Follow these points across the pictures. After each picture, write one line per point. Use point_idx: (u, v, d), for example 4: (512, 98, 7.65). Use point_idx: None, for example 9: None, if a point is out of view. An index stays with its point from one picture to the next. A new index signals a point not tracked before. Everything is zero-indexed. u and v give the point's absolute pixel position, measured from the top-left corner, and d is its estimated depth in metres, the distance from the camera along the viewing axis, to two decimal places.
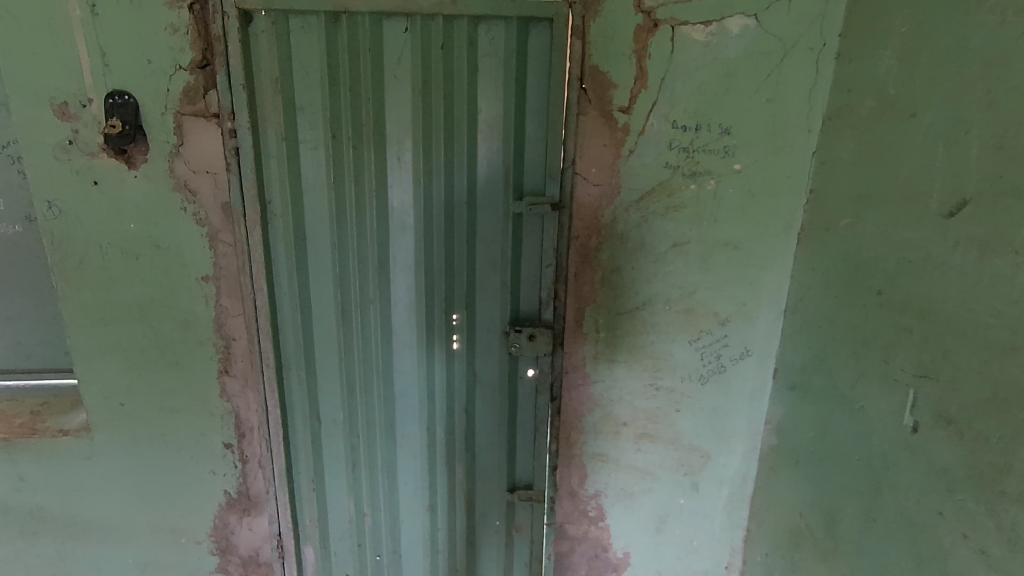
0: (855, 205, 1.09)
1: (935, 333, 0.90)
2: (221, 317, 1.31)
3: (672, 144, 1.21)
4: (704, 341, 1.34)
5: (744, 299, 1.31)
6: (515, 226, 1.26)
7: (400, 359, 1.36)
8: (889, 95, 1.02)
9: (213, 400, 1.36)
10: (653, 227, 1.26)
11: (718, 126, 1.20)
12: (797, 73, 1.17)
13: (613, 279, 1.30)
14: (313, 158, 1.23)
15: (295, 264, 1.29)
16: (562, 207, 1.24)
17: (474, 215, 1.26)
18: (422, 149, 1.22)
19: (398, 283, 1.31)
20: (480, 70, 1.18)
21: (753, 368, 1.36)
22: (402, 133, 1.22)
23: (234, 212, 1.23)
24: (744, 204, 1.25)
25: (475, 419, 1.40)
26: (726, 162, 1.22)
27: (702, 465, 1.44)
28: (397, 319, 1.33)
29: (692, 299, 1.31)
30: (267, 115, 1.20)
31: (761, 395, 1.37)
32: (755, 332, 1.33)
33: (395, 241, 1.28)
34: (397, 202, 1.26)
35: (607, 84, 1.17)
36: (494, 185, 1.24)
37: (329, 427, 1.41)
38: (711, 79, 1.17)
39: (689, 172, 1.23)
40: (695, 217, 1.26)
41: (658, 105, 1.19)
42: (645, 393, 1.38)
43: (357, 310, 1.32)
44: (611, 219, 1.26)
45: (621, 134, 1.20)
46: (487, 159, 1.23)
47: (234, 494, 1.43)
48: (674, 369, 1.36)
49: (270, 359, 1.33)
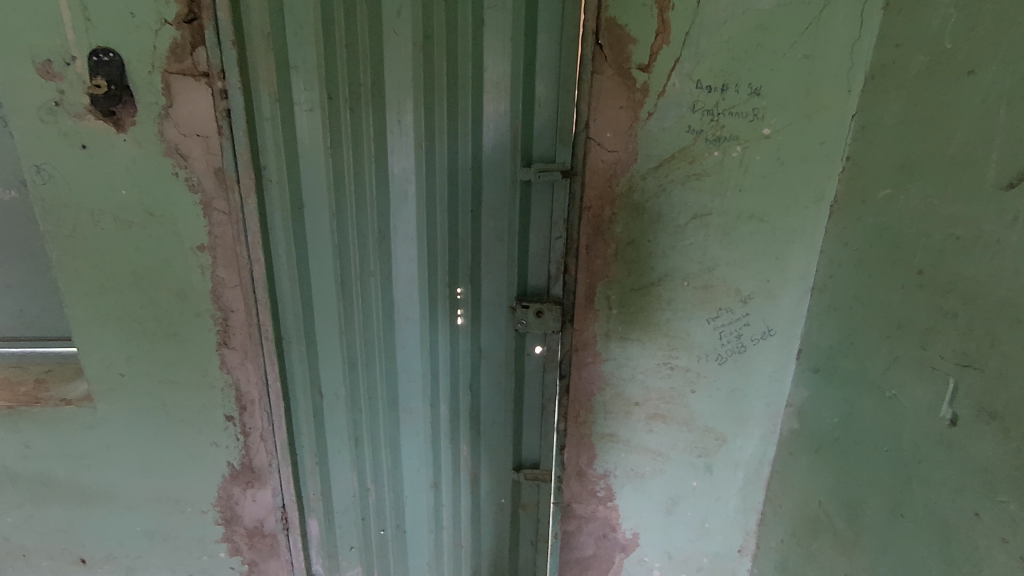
0: (897, 175, 0.99)
1: (982, 319, 0.81)
2: (218, 288, 1.26)
3: (695, 106, 1.11)
4: (724, 319, 1.27)
5: (767, 276, 1.23)
6: (523, 195, 1.17)
7: (403, 333, 1.30)
8: (944, 49, 0.90)
9: (213, 373, 1.33)
10: (671, 198, 1.18)
11: (746, 86, 1.10)
12: (838, 27, 1.05)
13: (628, 253, 1.21)
14: (309, 120, 1.15)
15: (293, 233, 1.23)
16: (574, 173, 1.14)
17: (480, 184, 1.18)
18: (425, 112, 1.14)
19: (399, 255, 1.25)
20: (487, 22, 1.08)
21: (774, 348, 1.29)
22: (404, 94, 1.13)
23: (227, 179, 1.18)
24: (772, 173, 1.16)
25: (480, 397, 1.35)
26: (753, 127, 1.12)
27: (717, 448, 1.38)
28: (399, 293, 1.27)
29: (712, 275, 1.24)
30: (259, 74, 1.12)
31: (781, 377, 1.31)
32: (778, 310, 1.26)
33: (396, 211, 1.21)
34: (398, 169, 1.18)
35: (625, 39, 1.07)
36: (502, 151, 1.15)
37: (332, 401, 1.37)
38: (740, 33, 1.06)
39: (712, 137, 1.13)
40: (717, 186, 1.17)
41: (681, 63, 1.08)
42: (658, 372, 1.32)
43: (358, 283, 1.27)
44: (626, 187, 1.17)
45: (640, 95, 1.10)
46: (495, 122, 1.14)
47: (238, 466, 1.42)
48: (691, 348, 1.30)
49: (269, 332, 1.29)
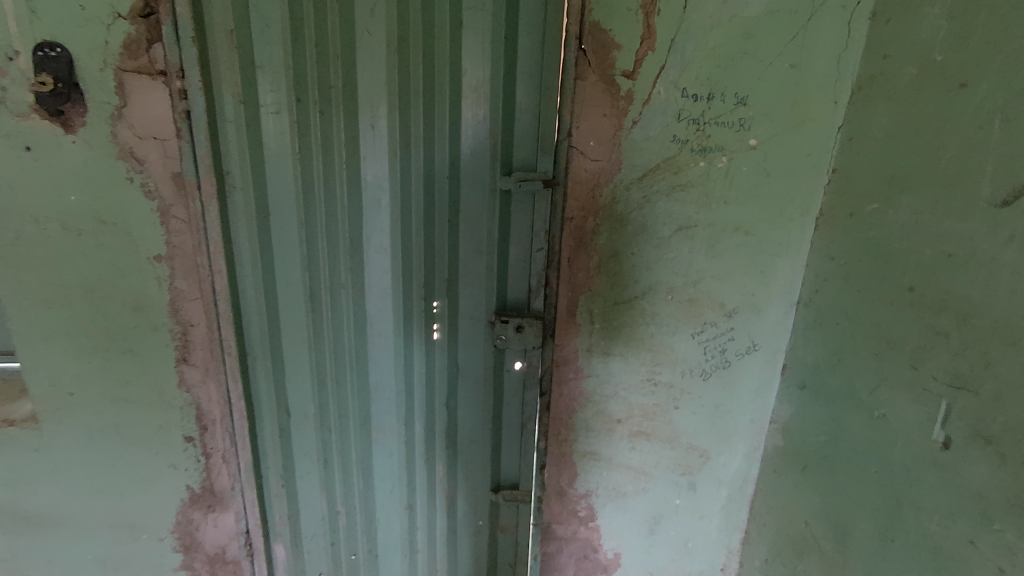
0: (885, 189, 0.97)
1: (977, 340, 0.79)
2: (177, 301, 1.18)
3: (680, 115, 1.07)
4: (708, 334, 1.24)
5: (753, 289, 1.20)
6: (502, 205, 1.12)
7: (376, 349, 1.24)
8: (934, 61, 0.88)
9: (170, 391, 1.25)
10: (656, 209, 1.14)
11: (733, 95, 1.07)
12: (825, 36, 1.03)
13: (611, 265, 1.17)
14: (276, 123, 1.08)
15: (258, 243, 1.16)
16: (556, 183, 1.09)
17: (458, 192, 1.13)
18: (400, 116, 1.08)
19: (371, 266, 1.18)
20: (466, 23, 1.03)
21: (758, 363, 1.26)
22: (377, 97, 1.07)
23: (187, 184, 1.10)
24: (757, 184, 1.13)
25: (457, 415, 1.29)
26: (739, 137, 1.10)
27: (701, 465, 1.35)
28: (372, 306, 1.21)
29: (697, 289, 1.20)
30: (222, 74, 1.05)
31: (766, 392, 1.28)
32: (763, 325, 1.23)
33: (369, 220, 1.15)
34: (371, 176, 1.12)
35: (609, 44, 1.03)
36: (481, 158, 1.10)
37: (300, 420, 1.30)
38: (727, 41, 1.03)
39: (698, 147, 1.10)
40: (703, 198, 1.13)
41: (666, 70, 1.05)
42: (642, 388, 1.28)
43: (327, 296, 1.19)
44: (610, 198, 1.12)
45: (624, 103, 1.06)
46: (474, 128, 1.09)
47: (198, 489, 1.33)
48: (675, 363, 1.26)
49: (232, 348, 1.21)
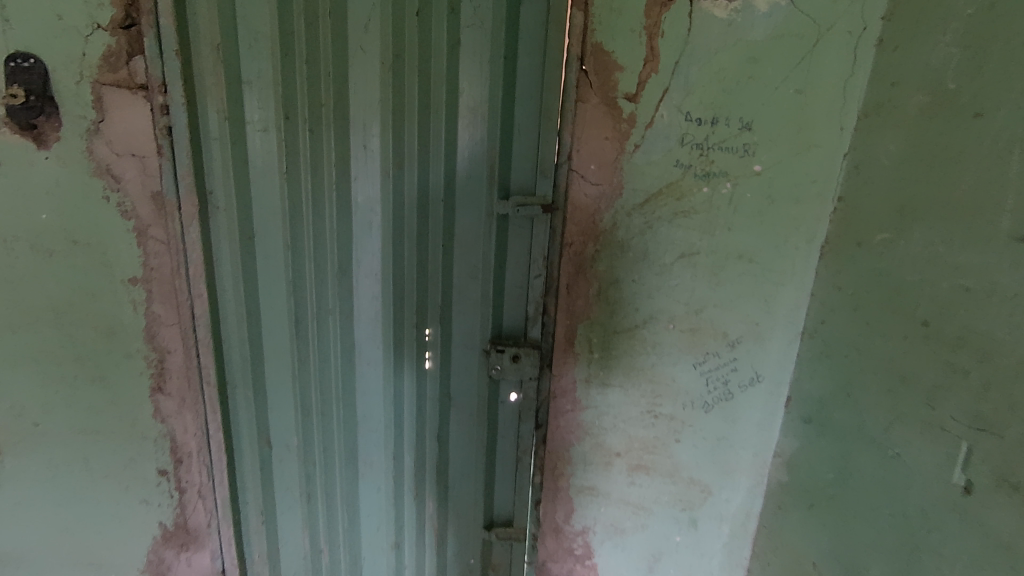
0: (895, 218, 0.94)
1: (997, 379, 0.75)
2: (153, 326, 1.12)
3: (684, 139, 1.04)
4: (711, 364, 1.19)
5: (757, 318, 1.16)
6: (499, 229, 1.08)
7: (364, 378, 1.18)
8: (946, 89, 0.86)
9: (144, 421, 1.17)
10: (658, 235, 1.10)
11: (737, 120, 1.04)
12: (830, 62, 1.01)
13: (611, 293, 1.13)
14: (264, 141, 1.04)
15: (241, 267, 1.10)
16: (555, 208, 1.06)
17: (453, 215, 1.08)
18: (393, 136, 1.04)
19: (360, 291, 1.13)
20: (463, 41, 1.00)
21: (762, 394, 1.22)
22: (370, 116, 1.03)
23: (167, 204, 1.04)
24: (762, 211, 1.10)
25: (449, 448, 1.23)
26: (744, 163, 1.06)
27: (702, 501, 1.29)
28: (360, 334, 1.15)
29: (699, 317, 1.16)
30: (207, 90, 1.00)
31: (770, 425, 1.23)
32: (767, 355, 1.19)
33: (358, 243, 1.10)
34: (361, 197, 1.07)
35: (611, 66, 1.00)
36: (478, 180, 1.06)
37: (282, 452, 1.23)
38: (732, 65, 1.01)
39: (701, 172, 1.07)
40: (706, 224, 1.10)
41: (669, 93, 1.02)
42: (641, 421, 1.23)
43: (313, 322, 1.13)
44: (611, 223, 1.08)
45: (626, 126, 1.03)
46: (470, 149, 1.04)
47: (171, 526, 1.25)
48: (676, 395, 1.21)
49: (211, 377, 1.14)
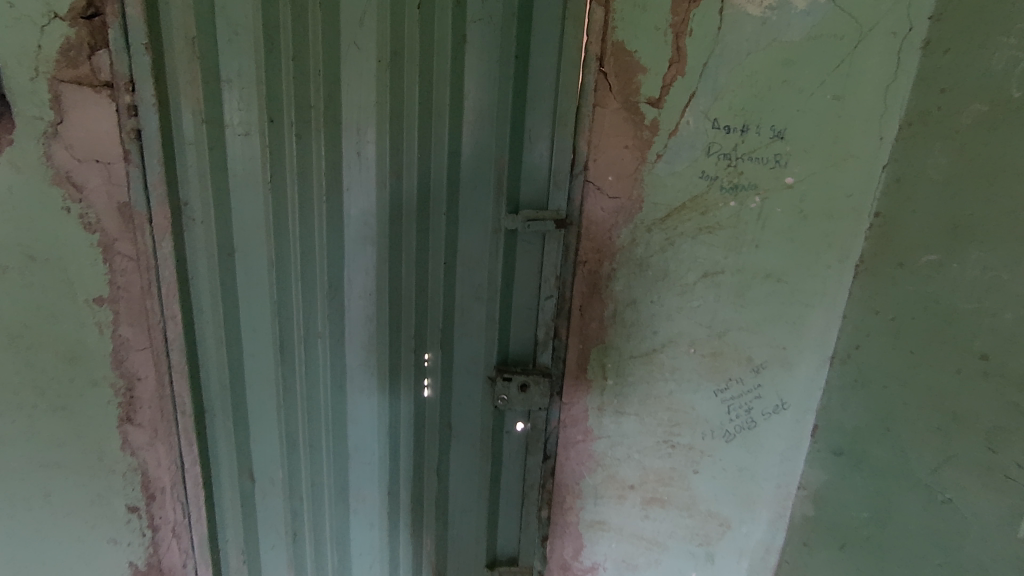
0: (945, 239, 0.86)
1: None
2: (121, 351, 1.00)
3: (710, 149, 0.95)
4: (733, 391, 1.11)
5: (783, 342, 1.08)
6: (508, 246, 0.98)
7: (357, 406, 1.08)
8: (1009, 97, 0.77)
9: (111, 454, 1.06)
10: (680, 253, 1.01)
11: (769, 128, 0.95)
12: (872, 65, 0.92)
13: (627, 315, 1.04)
14: (245, 147, 0.92)
15: (220, 286, 0.99)
16: (569, 223, 0.96)
17: (456, 231, 0.98)
18: (391, 143, 0.94)
19: (353, 314, 1.02)
20: (469, 38, 0.90)
21: (787, 423, 1.13)
22: (365, 120, 0.93)
23: (136, 216, 0.94)
24: (793, 227, 1.01)
25: (449, 481, 1.13)
26: (775, 175, 0.98)
27: (720, 535, 1.20)
28: (352, 359, 1.05)
29: (722, 341, 1.07)
30: (181, 88, 0.89)
31: (795, 455, 1.15)
32: (794, 381, 1.10)
33: (351, 260, 0.99)
34: (356, 212, 0.97)
35: (633, 67, 0.91)
36: (484, 192, 0.96)
37: (266, 486, 1.12)
38: (765, 68, 0.92)
39: (728, 185, 0.97)
40: (732, 241, 1.01)
41: (696, 98, 0.92)
42: (657, 451, 1.14)
43: (300, 348, 1.02)
44: (629, 240, 0.99)
45: (648, 134, 0.94)
46: (476, 158, 0.94)
47: (143, 566, 1.13)
48: (695, 424, 1.12)
49: (186, 406, 1.04)
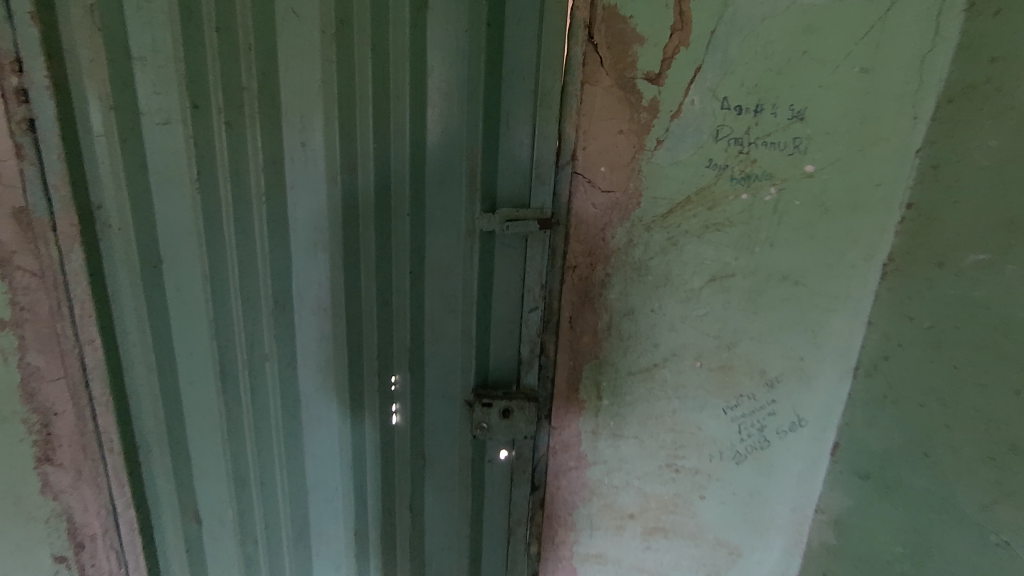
0: (993, 235, 0.74)
1: None
2: (30, 381, 0.81)
3: (718, 133, 0.81)
4: (744, 409, 0.98)
5: (801, 353, 0.95)
6: (484, 251, 0.83)
7: (314, 436, 0.93)
8: None
9: (29, 498, 0.86)
10: (683, 254, 0.87)
11: (787, 108, 0.81)
12: (906, 31, 0.79)
13: (624, 327, 0.91)
14: (166, 138, 0.75)
15: (147, 303, 0.81)
16: (555, 223, 0.82)
17: (422, 235, 0.84)
18: (341, 131, 0.78)
19: (301, 330, 0.87)
20: (431, 3, 0.75)
21: (803, 441, 1.01)
22: (310, 105, 0.77)
23: (34, 223, 0.73)
24: (812, 223, 0.87)
25: (425, 517, 1.00)
26: (794, 163, 0.84)
27: (730, 565, 1.08)
28: (304, 383, 0.90)
29: (732, 353, 0.94)
30: (83, 69, 0.70)
31: (811, 476, 1.03)
32: (811, 396, 0.98)
33: (299, 271, 0.84)
34: (297, 210, 0.82)
35: (628, 36, 0.77)
36: (455, 188, 0.81)
37: (214, 527, 0.95)
38: (784, 35, 0.78)
39: (740, 175, 0.84)
40: (744, 240, 0.87)
41: (702, 72, 0.78)
42: (660, 477, 1.01)
43: (243, 376, 0.87)
44: (625, 241, 0.86)
45: (646, 116, 0.80)
46: (445, 147, 0.80)
47: None
48: (701, 445, 1.00)
49: (114, 442, 0.85)
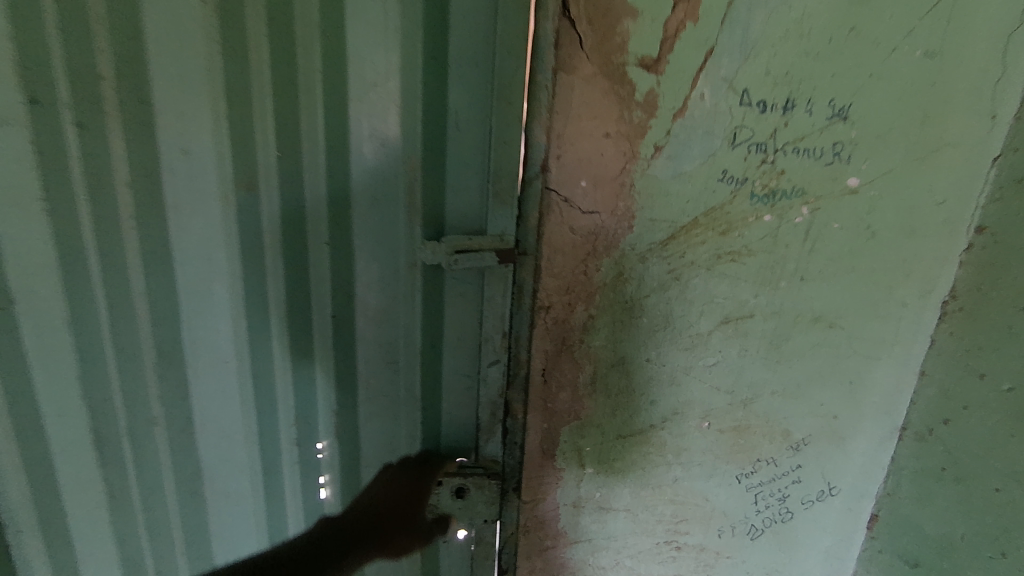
0: None
1: None
2: None
3: (735, 137, 0.62)
4: (762, 476, 0.79)
5: (834, 410, 0.76)
6: (431, 290, 0.66)
7: (221, 513, 0.74)
8: None
9: None
10: (688, 291, 0.68)
11: (826, 104, 0.62)
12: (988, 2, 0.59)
13: (612, 380, 0.71)
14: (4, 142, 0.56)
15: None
16: (521, 254, 0.64)
17: (348, 268, 0.64)
18: (233, 137, 0.59)
19: (198, 391, 0.68)
20: None
21: (834, 514, 0.82)
22: (192, 103, 0.58)
23: None
24: (855, 251, 0.68)
25: None
26: (832, 176, 0.65)
27: None
28: (205, 455, 0.71)
29: (749, 411, 0.75)
30: None
31: (843, 553, 0.84)
32: (846, 461, 0.79)
33: (191, 316, 0.65)
34: (180, 241, 0.62)
35: (617, 7, 0.56)
36: (391, 211, 0.63)
37: None
38: (825, 7, 0.58)
39: (762, 191, 0.64)
40: (767, 272, 0.68)
41: (714, 57, 0.59)
42: (657, 556, 0.82)
43: (125, 448, 0.69)
44: (614, 275, 0.66)
45: (641, 115, 0.60)
46: (376, 160, 0.61)
47: None
48: (708, 519, 0.81)
49: None
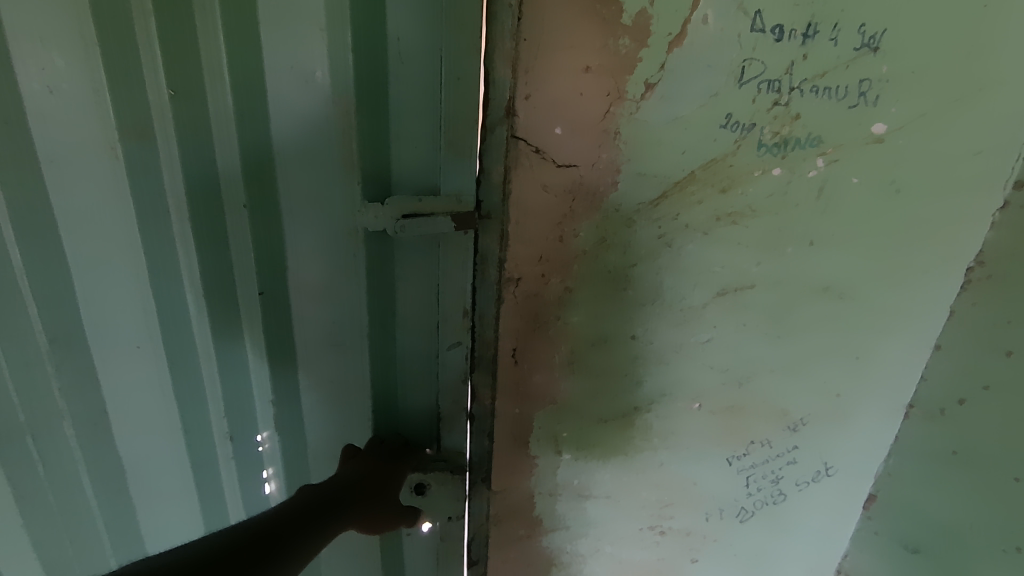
0: None
1: None
2: None
3: (744, 72, 0.50)
4: (756, 459, 0.72)
5: (837, 388, 0.68)
6: (379, 259, 0.58)
7: (152, 496, 0.70)
8: None
9: None
10: (681, 259, 0.58)
11: (857, 31, 0.50)
12: None
13: (592, 360, 0.62)
14: None
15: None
16: (482, 218, 0.54)
17: (280, 236, 0.56)
18: (109, 71, 0.48)
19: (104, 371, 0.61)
20: None
21: (830, 493, 0.76)
22: (66, 39, 0.47)
23: None
24: (875, 210, 0.59)
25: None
26: (856, 121, 0.54)
27: None
28: (125, 441, 0.66)
29: (745, 390, 0.67)
30: None
31: (836, 531, 0.79)
32: (847, 440, 0.72)
33: (97, 289, 0.57)
34: (66, 203, 0.53)
35: None
36: (324, 167, 0.53)
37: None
38: None
39: (772, 139, 0.54)
40: (773, 234, 0.58)
41: None
42: (640, 541, 0.75)
43: (30, 438, 0.63)
44: (595, 241, 0.56)
45: (629, 44, 0.48)
46: (299, 103, 0.51)
47: None
48: (697, 504, 0.74)
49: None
